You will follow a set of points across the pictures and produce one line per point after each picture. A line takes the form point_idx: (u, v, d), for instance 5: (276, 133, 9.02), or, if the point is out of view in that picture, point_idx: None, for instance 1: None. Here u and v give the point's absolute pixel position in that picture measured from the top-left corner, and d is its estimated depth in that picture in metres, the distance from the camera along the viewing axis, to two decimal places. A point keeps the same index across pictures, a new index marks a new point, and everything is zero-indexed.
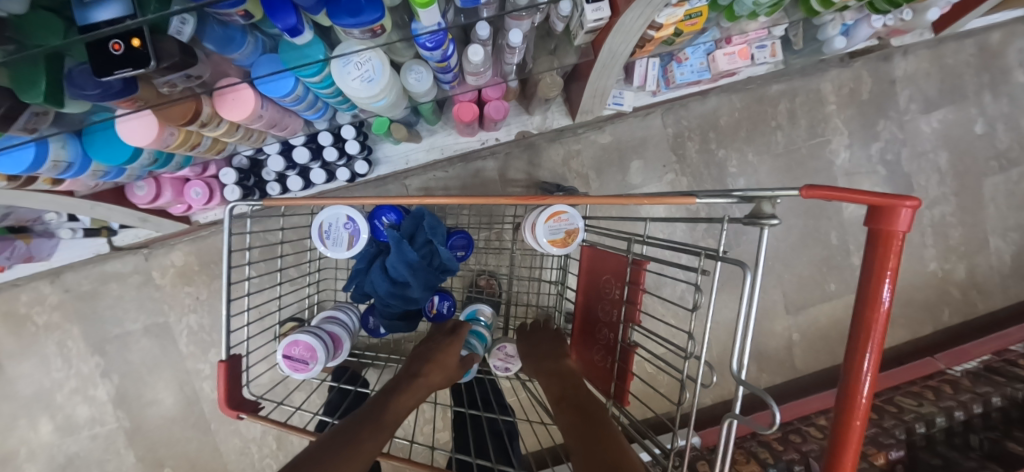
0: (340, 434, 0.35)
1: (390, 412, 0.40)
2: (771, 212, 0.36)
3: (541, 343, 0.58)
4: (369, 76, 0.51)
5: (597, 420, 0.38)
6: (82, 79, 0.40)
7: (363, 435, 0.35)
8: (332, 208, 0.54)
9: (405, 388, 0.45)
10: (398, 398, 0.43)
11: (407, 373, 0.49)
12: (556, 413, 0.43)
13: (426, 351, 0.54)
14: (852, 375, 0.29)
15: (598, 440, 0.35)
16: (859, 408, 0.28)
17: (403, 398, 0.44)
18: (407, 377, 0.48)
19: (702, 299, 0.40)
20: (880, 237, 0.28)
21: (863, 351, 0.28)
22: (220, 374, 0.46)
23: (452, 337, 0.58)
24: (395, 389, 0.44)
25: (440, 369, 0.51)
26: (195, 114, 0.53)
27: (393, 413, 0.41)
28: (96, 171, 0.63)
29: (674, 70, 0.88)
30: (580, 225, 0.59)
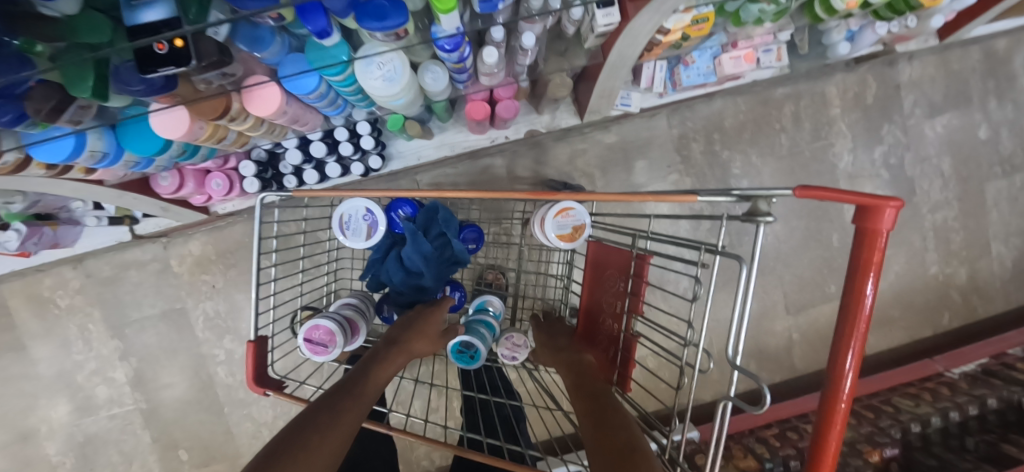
0: (326, 403, 0.37)
1: (371, 381, 0.44)
2: (767, 210, 0.38)
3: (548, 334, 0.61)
4: (390, 76, 0.54)
5: (608, 407, 0.40)
6: (127, 76, 0.44)
7: (346, 401, 0.39)
8: (352, 200, 0.58)
9: (386, 357, 0.49)
10: (379, 367, 0.47)
11: (391, 346, 0.52)
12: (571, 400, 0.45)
13: (406, 323, 0.57)
14: (839, 362, 0.31)
15: (609, 426, 0.37)
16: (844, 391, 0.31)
17: (383, 369, 0.47)
18: (387, 346, 0.52)
19: (701, 290, 0.42)
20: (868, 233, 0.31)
21: (849, 341, 0.31)
22: (248, 354, 0.49)
23: (432, 310, 0.61)
24: (376, 358, 0.48)
25: (419, 339, 0.55)
26: (225, 109, 0.56)
27: (375, 383, 0.44)
28: (128, 162, 0.66)
29: (681, 72, 0.90)
30: (586, 221, 0.61)
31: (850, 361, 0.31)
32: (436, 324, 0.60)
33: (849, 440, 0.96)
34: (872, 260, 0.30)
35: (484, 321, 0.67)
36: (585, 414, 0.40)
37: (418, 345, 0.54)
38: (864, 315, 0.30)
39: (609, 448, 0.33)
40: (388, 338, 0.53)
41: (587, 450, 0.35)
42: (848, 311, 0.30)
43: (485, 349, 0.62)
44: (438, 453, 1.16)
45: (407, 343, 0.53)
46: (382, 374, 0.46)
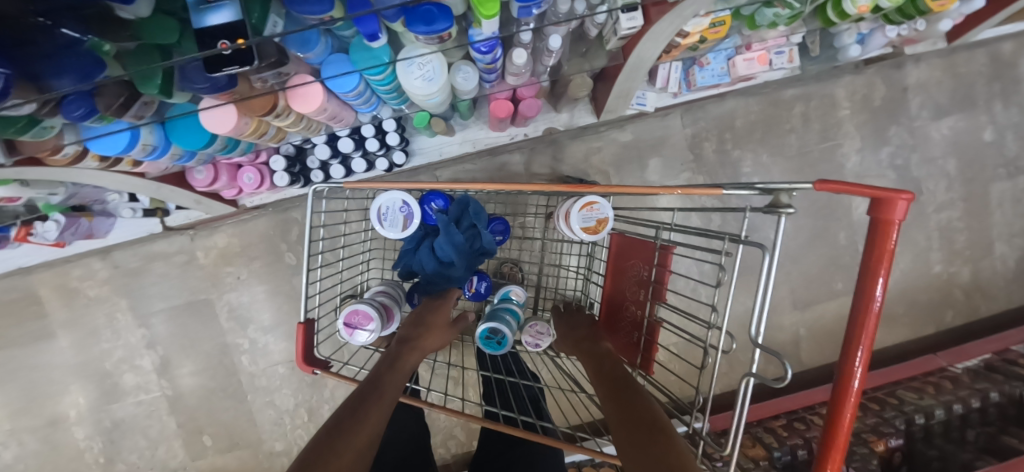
0: (343, 420, 0.38)
1: (387, 385, 0.44)
2: (788, 202, 0.42)
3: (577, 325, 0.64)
4: (430, 76, 0.58)
5: (630, 388, 0.44)
6: (193, 74, 0.47)
7: (371, 403, 0.41)
8: (389, 193, 0.61)
9: (402, 355, 0.51)
10: (389, 369, 0.47)
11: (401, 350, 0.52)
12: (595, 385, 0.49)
13: (418, 319, 0.59)
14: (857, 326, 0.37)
15: (631, 406, 0.40)
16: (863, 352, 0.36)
17: (397, 371, 0.47)
18: (400, 344, 0.53)
19: (725, 277, 0.45)
20: (882, 223, 0.36)
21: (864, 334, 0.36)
22: (299, 334, 0.53)
23: (440, 301, 0.63)
24: (394, 356, 0.50)
25: (431, 334, 0.57)
26: (272, 107, 0.59)
27: (393, 379, 0.46)
28: (173, 155, 0.69)
29: (696, 74, 0.93)
30: (610, 215, 0.64)
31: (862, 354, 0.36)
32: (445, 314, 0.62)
33: (855, 430, 0.99)
34: (883, 259, 0.36)
35: (508, 307, 0.71)
36: (607, 396, 0.44)
37: (427, 341, 0.56)
38: (876, 312, 0.36)
39: (637, 425, 0.37)
40: (399, 338, 0.54)
41: (613, 433, 0.38)
42: (864, 307, 0.35)
43: (512, 333, 0.66)
44: (454, 441, 1.19)
45: (418, 340, 0.55)
46: (396, 376, 0.47)
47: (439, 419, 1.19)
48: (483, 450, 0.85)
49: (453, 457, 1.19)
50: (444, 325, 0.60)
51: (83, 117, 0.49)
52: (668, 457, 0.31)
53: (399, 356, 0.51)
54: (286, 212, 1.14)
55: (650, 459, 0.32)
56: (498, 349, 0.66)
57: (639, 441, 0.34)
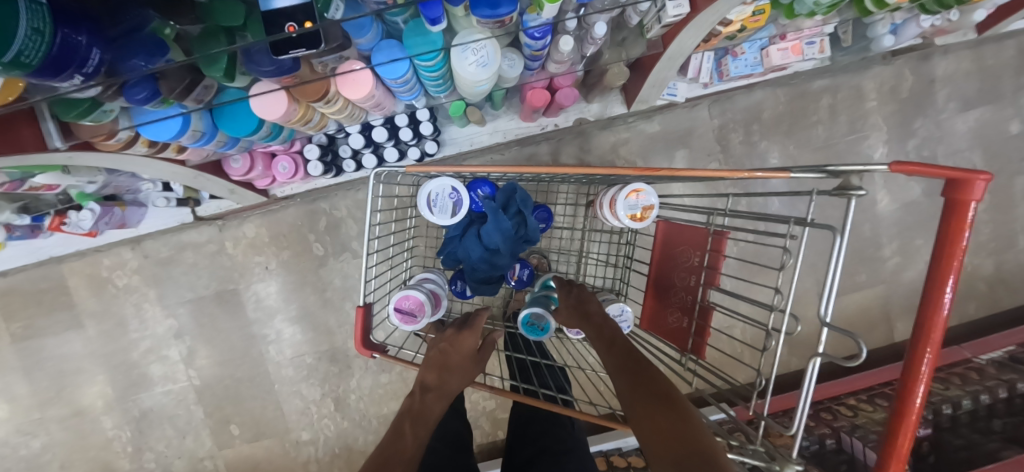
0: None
1: (407, 447, 0.47)
2: (858, 184, 0.42)
3: (587, 301, 0.64)
4: (484, 61, 0.58)
5: (638, 360, 0.48)
6: (259, 57, 0.47)
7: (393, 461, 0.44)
8: (439, 179, 0.61)
9: (421, 405, 0.53)
10: (406, 427, 0.50)
11: (417, 403, 0.53)
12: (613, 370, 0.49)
13: (440, 355, 0.58)
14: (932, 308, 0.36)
15: (644, 383, 0.43)
16: (935, 331, 0.36)
17: (420, 425, 0.50)
18: (421, 391, 0.55)
19: (789, 260, 0.45)
20: (957, 204, 0.36)
21: (927, 345, 0.36)
22: (359, 317, 0.53)
23: (465, 333, 0.62)
24: (413, 409, 0.53)
25: (454, 373, 0.57)
26: (324, 93, 0.59)
27: (411, 435, 0.49)
28: (219, 141, 0.70)
29: (729, 63, 0.93)
30: (655, 202, 0.65)
31: (927, 364, 0.36)
32: (469, 341, 0.62)
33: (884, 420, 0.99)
34: (954, 261, 0.36)
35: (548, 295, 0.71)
36: (619, 371, 0.48)
37: (450, 382, 0.56)
38: (942, 322, 0.35)
39: (653, 401, 0.41)
40: (421, 384, 0.55)
41: (632, 409, 0.42)
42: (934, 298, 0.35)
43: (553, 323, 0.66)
44: (479, 430, 1.20)
45: (441, 384, 0.56)
46: (410, 432, 0.49)
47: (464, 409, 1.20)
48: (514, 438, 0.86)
49: (478, 446, 1.21)
50: (464, 356, 0.59)
51: (145, 101, 0.49)
52: (690, 440, 0.35)
53: (423, 405, 0.53)
54: (315, 203, 1.14)
55: (673, 447, 0.35)
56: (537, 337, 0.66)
57: (657, 420, 0.38)
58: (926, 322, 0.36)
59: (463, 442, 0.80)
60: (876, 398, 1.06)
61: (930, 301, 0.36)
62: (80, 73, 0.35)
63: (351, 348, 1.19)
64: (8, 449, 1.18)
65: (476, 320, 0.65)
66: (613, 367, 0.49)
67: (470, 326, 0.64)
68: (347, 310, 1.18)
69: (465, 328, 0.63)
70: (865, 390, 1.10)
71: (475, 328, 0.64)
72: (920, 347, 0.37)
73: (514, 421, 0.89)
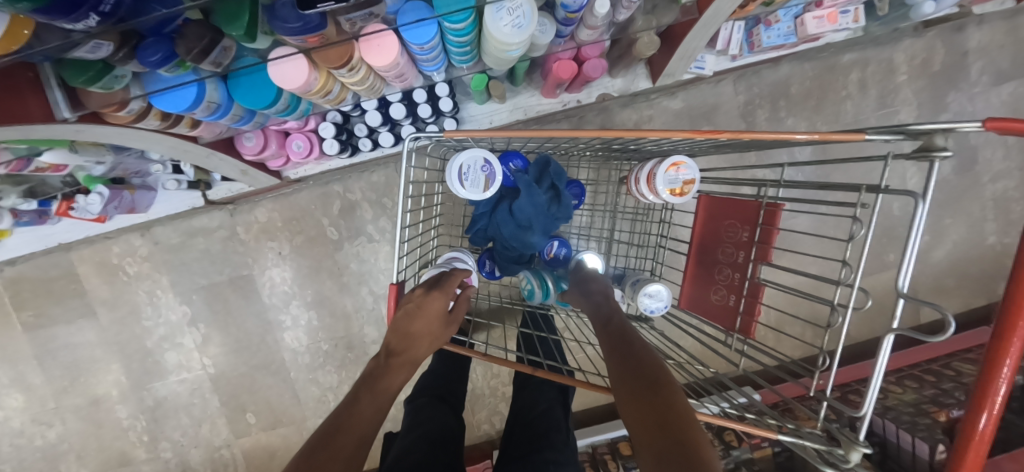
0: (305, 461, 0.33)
1: (359, 419, 0.37)
2: (945, 145, 0.38)
3: (590, 285, 0.58)
4: (520, 22, 0.54)
5: (630, 342, 0.42)
6: (284, 12, 0.43)
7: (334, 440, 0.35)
8: (471, 151, 0.57)
9: (386, 370, 0.43)
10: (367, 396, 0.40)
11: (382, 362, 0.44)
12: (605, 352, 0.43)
13: (401, 321, 0.47)
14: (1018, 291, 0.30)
15: (633, 367, 0.37)
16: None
17: (380, 391, 0.41)
18: (383, 356, 0.45)
19: (859, 230, 0.42)
20: None
21: (1007, 351, 0.31)
22: (390, 294, 0.51)
23: (434, 291, 0.50)
24: (376, 372, 0.43)
25: (420, 342, 0.46)
26: (348, 58, 0.56)
27: (367, 408, 0.39)
28: (234, 116, 0.66)
29: (761, 34, 0.88)
30: (696, 176, 0.62)
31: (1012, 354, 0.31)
32: (440, 304, 0.49)
33: (914, 401, 0.98)
34: None
35: (563, 279, 0.67)
36: (613, 351, 0.42)
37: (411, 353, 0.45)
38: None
39: (641, 386, 0.34)
40: (384, 349, 0.45)
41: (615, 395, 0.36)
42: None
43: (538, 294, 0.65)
44: (498, 417, 1.19)
45: (406, 351, 0.45)
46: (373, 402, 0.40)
47: (484, 395, 1.19)
48: (511, 436, 0.80)
49: (498, 432, 1.19)
50: (432, 323, 0.47)
51: (160, 65, 0.45)
52: (673, 428, 0.29)
53: (386, 369, 0.43)
54: (328, 186, 1.11)
55: (656, 437, 0.29)
56: (528, 300, 0.67)
57: (639, 406, 0.32)
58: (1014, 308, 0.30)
59: (447, 440, 0.71)
60: (904, 380, 1.06)
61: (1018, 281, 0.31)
62: (97, 11, 0.32)
63: (368, 335, 1.17)
64: (25, 439, 1.17)
65: (442, 287, 0.51)
66: (606, 349, 0.43)
67: (441, 287, 0.51)
68: (363, 295, 1.16)
69: (434, 288, 0.50)
70: (894, 372, 1.09)
71: (447, 289, 0.50)
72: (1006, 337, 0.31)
73: (512, 420, 0.84)
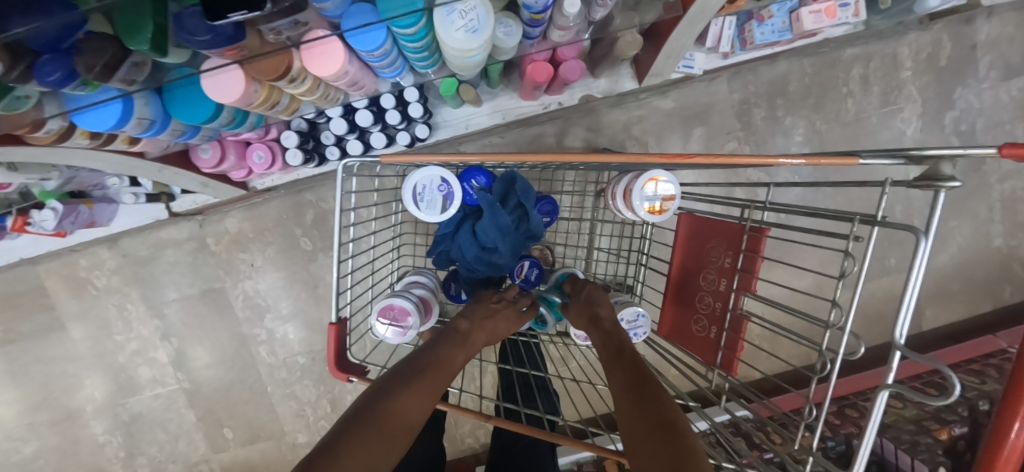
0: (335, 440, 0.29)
1: (440, 371, 0.40)
2: (952, 174, 0.32)
3: (595, 298, 0.57)
4: (474, 26, 0.48)
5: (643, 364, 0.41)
6: (191, 23, 0.37)
7: (423, 377, 0.38)
8: (426, 169, 0.52)
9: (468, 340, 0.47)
10: (411, 389, 0.36)
11: (427, 358, 0.41)
12: (614, 368, 0.42)
13: (484, 309, 0.54)
14: None
15: (642, 397, 0.35)
16: None
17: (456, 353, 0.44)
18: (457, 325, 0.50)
19: (850, 267, 0.37)
20: None
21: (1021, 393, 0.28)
22: (331, 336, 0.45)
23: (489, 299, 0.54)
24: (451, 339, 0.46)
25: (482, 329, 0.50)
26: (286, 68, 0.50)
27: (447, 366, 0.42)
28: (174, 131, 0.61)
29: (753, 30, 0.82)
30: (677, 192, 0.56)
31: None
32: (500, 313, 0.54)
33: (915, 418, 0.96)
34: None
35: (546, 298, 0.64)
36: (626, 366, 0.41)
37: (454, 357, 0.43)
38: None
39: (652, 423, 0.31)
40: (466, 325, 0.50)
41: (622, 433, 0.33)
42: None
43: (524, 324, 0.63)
44: (482, 430, 1.15)
45: (480, 327, 0.51)
46: (418, 399, 0.36)
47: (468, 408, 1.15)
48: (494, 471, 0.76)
49: (483, 445, 1.16)
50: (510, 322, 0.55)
51: (62, 84, 0.40)
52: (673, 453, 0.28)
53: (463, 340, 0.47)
54: (301, 194, 1.06)
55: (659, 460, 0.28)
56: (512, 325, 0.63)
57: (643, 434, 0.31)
58: None
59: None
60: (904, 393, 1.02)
61: None
62: None
63: None
64: None
65: (496, 322, 0.53)
66: (615, 365, 0.42)
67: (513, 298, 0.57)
68: None
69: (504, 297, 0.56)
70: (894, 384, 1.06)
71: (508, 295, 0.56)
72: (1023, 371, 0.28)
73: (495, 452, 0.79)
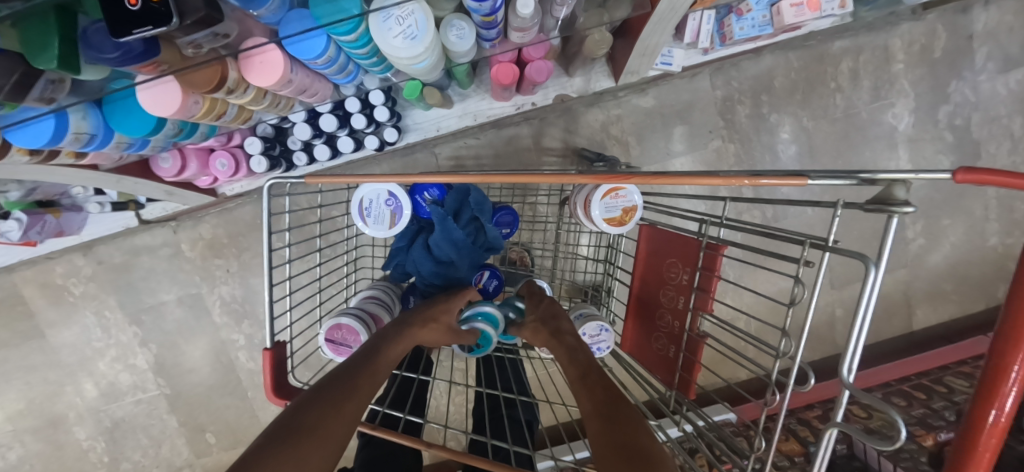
0: (254, 459, 0.26)
1: (377, 371, 0.39)
2: (906, 198, 0.30)
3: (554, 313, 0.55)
4: (412, 33, 0.46)
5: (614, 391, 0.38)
6: (99, 40, 0.35)
7: (359, 379, 0.36)
8: (373, 183, 0.50)
9: (397, 334, 0.45)
10: (349, 387, 0.35)
11: (362, 359, 0.39)
12: (585, 392, 0.39)
13: (423, 310, 0.51)
14: (1000, 365, 0.27)
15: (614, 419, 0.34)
16: (1001, 398, 0.27)
17: (392, 349, 0.42)
18: (402, 324, 0.47)
19: (802, 294, 0.35)
20: None
21: (978, 443, 0.27)
22: (266, 362, 0.43)
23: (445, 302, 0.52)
24: (389, 335, 0.44)
25: (420, 329, 0.47)
26: (221, 80, 0.48)
27: (384, 365, 0.40)
28: (120, 143, 0.59)
29: (732, 24, 0.78)
30: (638, 202, 0.54)
31: (988, 440, 0.27)
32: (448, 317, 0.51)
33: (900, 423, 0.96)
34: None
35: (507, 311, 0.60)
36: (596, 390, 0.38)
37: (390, 353, 0.41)
38: (1007, 388, 0.26)
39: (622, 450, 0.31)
40: (400, 325, 0.47)
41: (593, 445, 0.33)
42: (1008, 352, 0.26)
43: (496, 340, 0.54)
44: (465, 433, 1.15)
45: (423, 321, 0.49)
46: (351, 404, 0.33)
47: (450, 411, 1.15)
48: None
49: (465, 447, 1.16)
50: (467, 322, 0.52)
51: None
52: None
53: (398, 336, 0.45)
54: None
55: None
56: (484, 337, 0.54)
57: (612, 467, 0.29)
58: (993, 386, 0.27)
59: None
60: (892, 397, 1.03)
61: (1001, 358, 0.27)
62: None
63: None
64: None
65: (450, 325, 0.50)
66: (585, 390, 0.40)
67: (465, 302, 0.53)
68: None
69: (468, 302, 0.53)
70: (881, 387, 1.06)
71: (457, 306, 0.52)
72: (977, 418, 0.28)
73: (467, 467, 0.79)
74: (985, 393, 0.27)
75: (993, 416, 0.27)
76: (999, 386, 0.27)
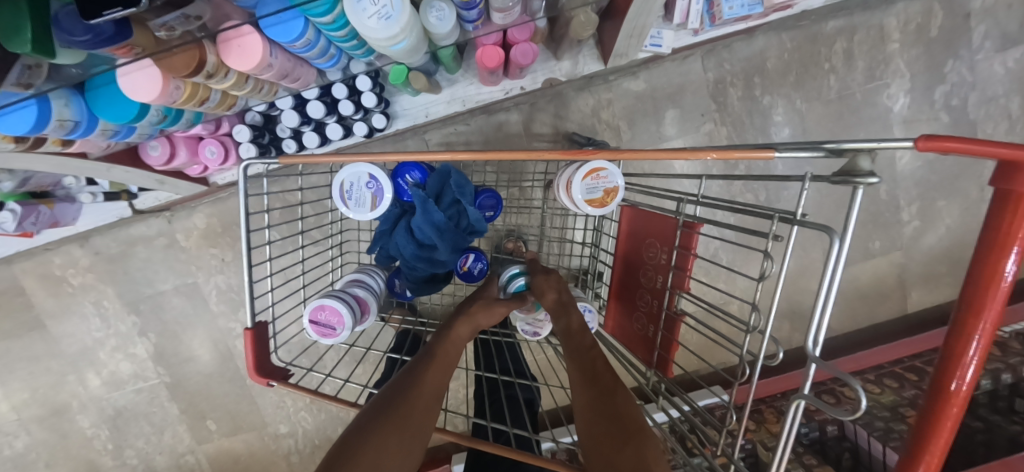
0: (353, 446, 0.31)
1: (437, 365, 0.41)
2: (871, 168, 0.30)
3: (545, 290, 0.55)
4: (387, 12, 0.46)
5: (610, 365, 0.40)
6: (69, 23, 0.35)
7: (427, 373, 0.39)
8: (353, 166, 0.51)
9: (451, 330, 0.47)
10: (421, 384, 0.38)
11: (423, 357, 0.42)
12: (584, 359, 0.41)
13: (465, 303, 0.54)
14: (962, 334, 0.27)
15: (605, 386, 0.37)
16: (965, 369, 0.26)
17: (450, 345, 0.45)
18: (456, 317, 0.50)
19: (771, 268, 0.35)
20: (1013, 199, 0.25)
21: (942, 414, 0.27)
22: (248, 341, 0.44)
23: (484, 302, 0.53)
24: (443, 333, 0.46)
25: (467, 322, 0.49)
26: (200, 64, 0.48)
27: (444, 359, 0.42)
28: (105, 131, 0.59)
29: (722, 4, 0.76)
30: (620, 183, 0.54)
31: (953, 411, 0.27)
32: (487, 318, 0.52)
33: (891, 404, 0.97)
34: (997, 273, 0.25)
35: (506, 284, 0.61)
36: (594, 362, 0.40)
37: (448, 349, 0.44)
38: (973, 358, 0.26)
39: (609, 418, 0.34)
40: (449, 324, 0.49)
41: (581, 425, 0.35)
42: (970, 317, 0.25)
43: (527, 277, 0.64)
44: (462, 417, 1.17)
45: (471, 314, 0.50)
46: (422, 402, 0.36)
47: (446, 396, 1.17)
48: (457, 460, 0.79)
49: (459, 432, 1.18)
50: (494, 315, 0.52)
51: None
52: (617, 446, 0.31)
53: (452, 332, 0.46)
54: None
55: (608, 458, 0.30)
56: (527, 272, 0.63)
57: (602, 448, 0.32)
58: (956, 358, 0.27)
59: None
60: (884, 379, 1.04)
61: (965, 327, 0.27)
62: None
63: None
64: None
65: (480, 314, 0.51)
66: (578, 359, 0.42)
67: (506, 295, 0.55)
68: None
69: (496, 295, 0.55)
70: (874, 369, 1.07)
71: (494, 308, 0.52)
72: (939, 390, 0.28)
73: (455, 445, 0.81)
74: (948, 363, 0.27)
75: (955, 386, 0.27)
76: (961, 355, 0.27)
